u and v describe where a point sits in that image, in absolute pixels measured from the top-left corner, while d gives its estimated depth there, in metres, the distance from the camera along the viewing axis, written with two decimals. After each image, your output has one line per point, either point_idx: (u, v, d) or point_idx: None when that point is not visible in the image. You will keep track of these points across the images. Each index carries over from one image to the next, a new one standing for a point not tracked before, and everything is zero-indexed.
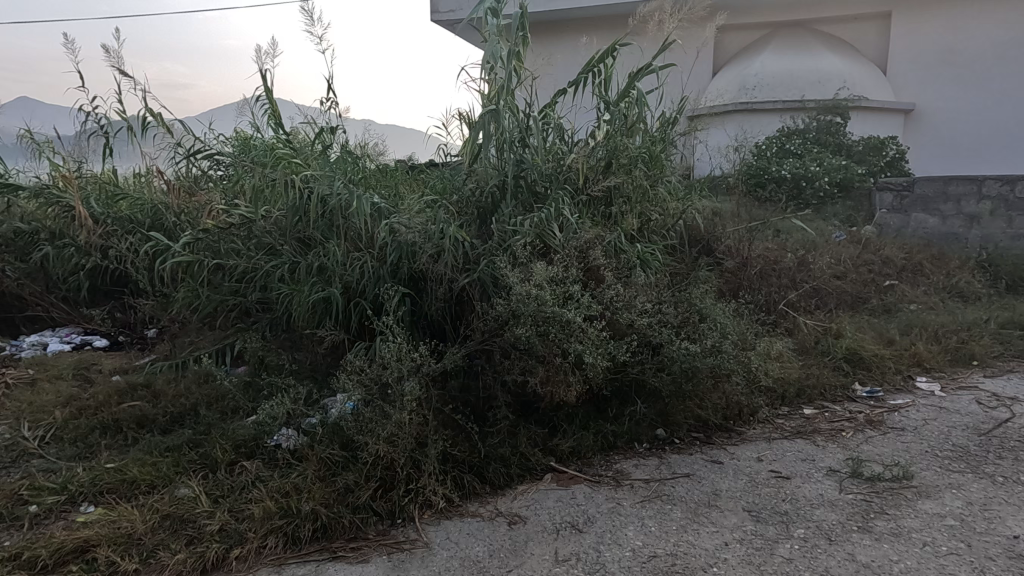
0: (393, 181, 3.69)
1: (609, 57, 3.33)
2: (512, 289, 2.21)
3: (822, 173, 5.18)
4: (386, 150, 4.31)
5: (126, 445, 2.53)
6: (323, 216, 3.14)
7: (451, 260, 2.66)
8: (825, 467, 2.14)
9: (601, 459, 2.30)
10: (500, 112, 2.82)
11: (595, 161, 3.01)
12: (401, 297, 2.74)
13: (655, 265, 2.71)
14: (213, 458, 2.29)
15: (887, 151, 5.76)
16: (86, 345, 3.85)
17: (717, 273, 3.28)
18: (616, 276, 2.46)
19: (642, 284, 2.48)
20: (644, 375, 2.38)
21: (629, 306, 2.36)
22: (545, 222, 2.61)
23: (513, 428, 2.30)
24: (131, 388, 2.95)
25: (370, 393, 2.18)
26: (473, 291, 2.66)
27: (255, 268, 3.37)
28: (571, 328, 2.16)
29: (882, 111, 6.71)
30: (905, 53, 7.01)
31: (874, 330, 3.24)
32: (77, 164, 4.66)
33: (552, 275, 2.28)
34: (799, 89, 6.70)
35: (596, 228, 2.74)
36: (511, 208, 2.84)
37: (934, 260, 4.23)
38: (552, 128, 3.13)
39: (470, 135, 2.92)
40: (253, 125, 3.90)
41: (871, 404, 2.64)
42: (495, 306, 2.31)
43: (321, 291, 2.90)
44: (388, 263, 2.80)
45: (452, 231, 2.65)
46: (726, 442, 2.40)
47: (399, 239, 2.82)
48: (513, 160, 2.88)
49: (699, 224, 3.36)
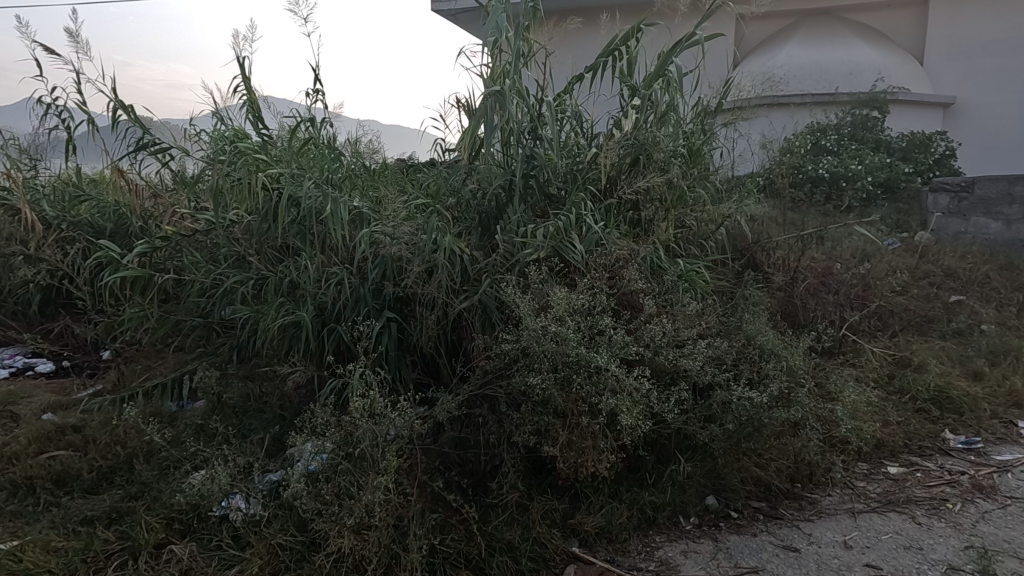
0: (382, 180, 3.16)
1: (634, 35, 2.81)
2: (525, 322, 1.70)
3: (865, 172, 4.64)
4: (379, 149, 3.87)
5: (36, 513, 2.02)
6: (295, 223, 2.63)
7: (446, 279, 2.14)
8: (941, 562, 1.61)
9: (639, 542, 1.77)
10: (506, 99, 2.32)
11: (621, 157, 2.49)
12: (385, 325, 2.25)
13: (702, 284, 2.17)
14: (135, 539, 1.78)
15: (935, 147, 5.16)
16: (28, 370, 3.32)
17: (767, 291, 2.70)
18: (656, 301, 1.94)
19: (690, 309, 1.96)
20: (691, 429, 1.86)
21: (674, 341, 1.84)
22: (563, 233, 2.09)
23: (524, 500, 1.79)
24: (59, 432, 2.44)
25: (337, 462, 1.67)
26: (472, 318, 2.14)
27: (215, 283, 2.86)
28: (602, 377, 1.64)
29: (921, 105, 6.17)
30: (943, 42, 6.48)
31: (955, 361, 2.70)
32: (32, 166, 4.15)
33: (577, 305, 1.75)
34: (830, 81, 6.16)
35: (627, 239, 2.21)
36: (520, 214, 2.33)
37: (1003, 272, 3.72)
38: (568, 116, 2.63)
39: (470, 124, 2.42)
40: (220, 116, 3.27)
41: (972, 459, 2.11)
42: (502, 343, 1.80)
43: (292, 314, 2.44)
44: (373, 281, 2.28)
45: (447, 243, 2.13)
46: (799, 516, 1.87)
47: (383, 253, 2.29)
48: (522, 156, 2.36)
49: (744, 232, 2.83)
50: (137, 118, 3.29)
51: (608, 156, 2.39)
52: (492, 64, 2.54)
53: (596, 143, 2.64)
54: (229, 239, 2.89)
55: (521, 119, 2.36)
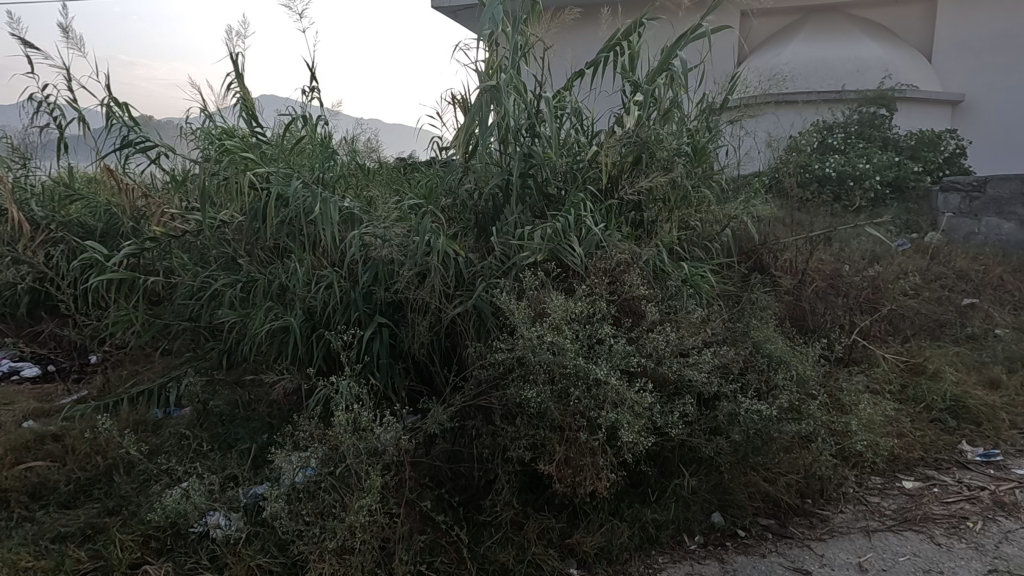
0: (378, 180, 3.06)
1: (636, 28, 2.71)
2: (520, 330, 1.60)
3: (873, 171, 4.49)
4: (376, 148, 3.78)
5: (9, 528, 1.93)
6: (284, 224, 2.54)
7: (439, 283, 2.04)
8: None
9: (641, 563, 1.68)
10: (502, 95, 2.23)
11: (622, 156, 2.39)
12: (376, 331, 2.16)
13: (707, 288, 2.07)
14: (109, 559, 1.69)
15: (945, 145, 5.04)
16: (13, 374, 3.23)
17: (774, 295, 2.60)
18: (659, 307, 1.84)
19: (695, 316, 1.86)
20: (696, 443, 1.76)
21: (677, 350, 1.74)
22: (562, 235, 2.00)
23: (519, 518, 1.69)
24: (38, 441, 2.35)
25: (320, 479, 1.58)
26: (466, 324, 2.04)
27: (203, 286, 2.77)
28: (601, 390, 1.54)
29: (929, 103, 6.06)
30: (951, 39, 6.36)
31: (971, 367, 2.60)
32: (22, 165, 4.07)
33: (575, 312, 1.65)
34: (836, 78, 6.05)
35: (629, 241, 2.11)
36: (517, 215, 2.24)
37: (1016, 274, 3.61)
38: (568, 113, 2.54)
39: (465, 121, 2.33)
40: (211, 113, 3.18)
41: (991, 474, 2.01)
42: (496, 352, 1.70)
43: (280, 319, 2.35)
44: (363, 285, 2.18)
45: (441, 245, 2.04)
46: (810, 535, 1.77)
47: (373, 255, 2.19)
48: (519, 154, 2.26)
49: (750, 233, 2.73)
50: (128, 117, 3.20)
51: (609, 155, 2.29)
52: (489, 58, 2.45)
53: (596, 142, 2.54)
54: (218, 241, 2.80)
55: (519, 116, 2.26)
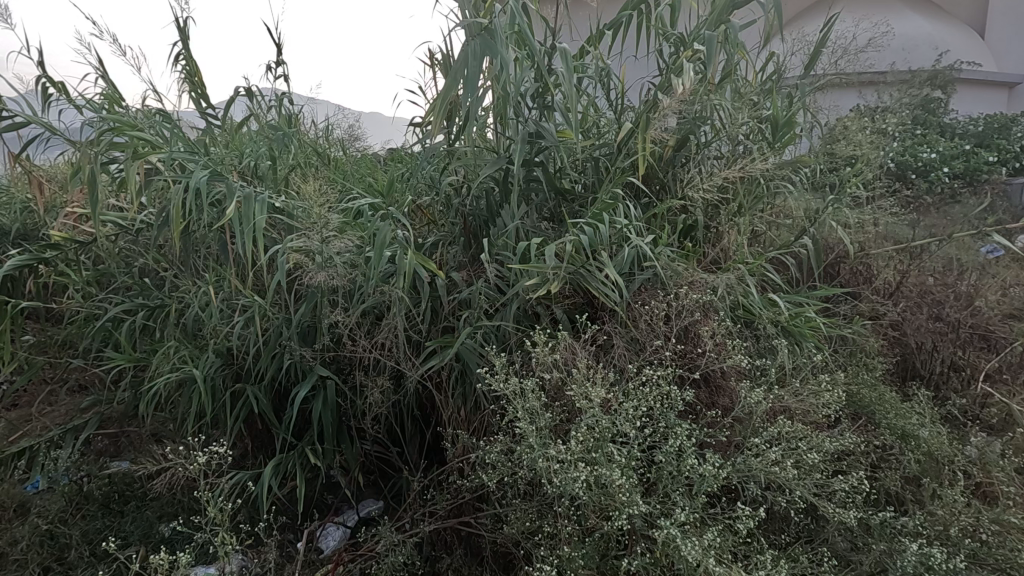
0: (344, 172, 2.35)
1: None
2: (530, 440, 0.92)
3: (939, 161, 3.80)
4: (360, 135, 3.10)
5: None
6: (198, 229, 1.84)
7: (401, 326, 1.36)
8: None
9: None
10: (500, 42, 1.47)
11: (666, 135, 1.70)
12: (312, 393, 1.50)
13: (814, 335, 1.36)
14: None
15: (1018, 131, 4.31)
16: None
17: (874, 327, 1.91)
18: (755, 382, 1.15)
19: (807, 392, 1.17)
20: None
21: (793, 457, 1.05)
22: (586, 254, 1.31)
23: None
24: None
25: None
26: (440, 388, 1.37)
27: (96, 311, 2.07)
28: (675, 556, 0.84)
29: (984, 84, 5.37)
30: (1005, 13, 5.68)
31: None
32: None
33: (633, 404, 0.96)
34: (881, 57, 5.29)
35: (690, 261, 1.41)
36: (520, 223, 1.54)
37: None
38: (593, 77, 1.81)
39: (440, 86, 1.50)
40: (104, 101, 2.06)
41: None
42: (494, 462, 1.03)
43: (185, 369, 1.67)
44: (293, 324, 1.48)
45: (405, 267, 1.34)
46: None
47: (306, 281, 1.48)
48: (522, 133, 1.54)
49: (841, 241, 2.02)
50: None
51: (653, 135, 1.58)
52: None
53: (627, 118, 1.85)
54: (118, 251, 2.10)
55: (524, 76, 1.56)
